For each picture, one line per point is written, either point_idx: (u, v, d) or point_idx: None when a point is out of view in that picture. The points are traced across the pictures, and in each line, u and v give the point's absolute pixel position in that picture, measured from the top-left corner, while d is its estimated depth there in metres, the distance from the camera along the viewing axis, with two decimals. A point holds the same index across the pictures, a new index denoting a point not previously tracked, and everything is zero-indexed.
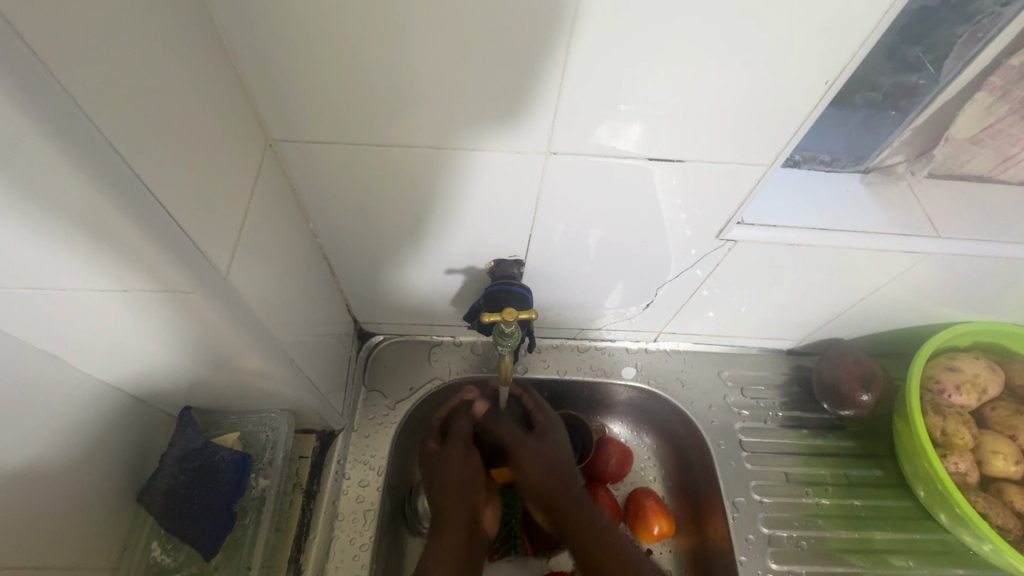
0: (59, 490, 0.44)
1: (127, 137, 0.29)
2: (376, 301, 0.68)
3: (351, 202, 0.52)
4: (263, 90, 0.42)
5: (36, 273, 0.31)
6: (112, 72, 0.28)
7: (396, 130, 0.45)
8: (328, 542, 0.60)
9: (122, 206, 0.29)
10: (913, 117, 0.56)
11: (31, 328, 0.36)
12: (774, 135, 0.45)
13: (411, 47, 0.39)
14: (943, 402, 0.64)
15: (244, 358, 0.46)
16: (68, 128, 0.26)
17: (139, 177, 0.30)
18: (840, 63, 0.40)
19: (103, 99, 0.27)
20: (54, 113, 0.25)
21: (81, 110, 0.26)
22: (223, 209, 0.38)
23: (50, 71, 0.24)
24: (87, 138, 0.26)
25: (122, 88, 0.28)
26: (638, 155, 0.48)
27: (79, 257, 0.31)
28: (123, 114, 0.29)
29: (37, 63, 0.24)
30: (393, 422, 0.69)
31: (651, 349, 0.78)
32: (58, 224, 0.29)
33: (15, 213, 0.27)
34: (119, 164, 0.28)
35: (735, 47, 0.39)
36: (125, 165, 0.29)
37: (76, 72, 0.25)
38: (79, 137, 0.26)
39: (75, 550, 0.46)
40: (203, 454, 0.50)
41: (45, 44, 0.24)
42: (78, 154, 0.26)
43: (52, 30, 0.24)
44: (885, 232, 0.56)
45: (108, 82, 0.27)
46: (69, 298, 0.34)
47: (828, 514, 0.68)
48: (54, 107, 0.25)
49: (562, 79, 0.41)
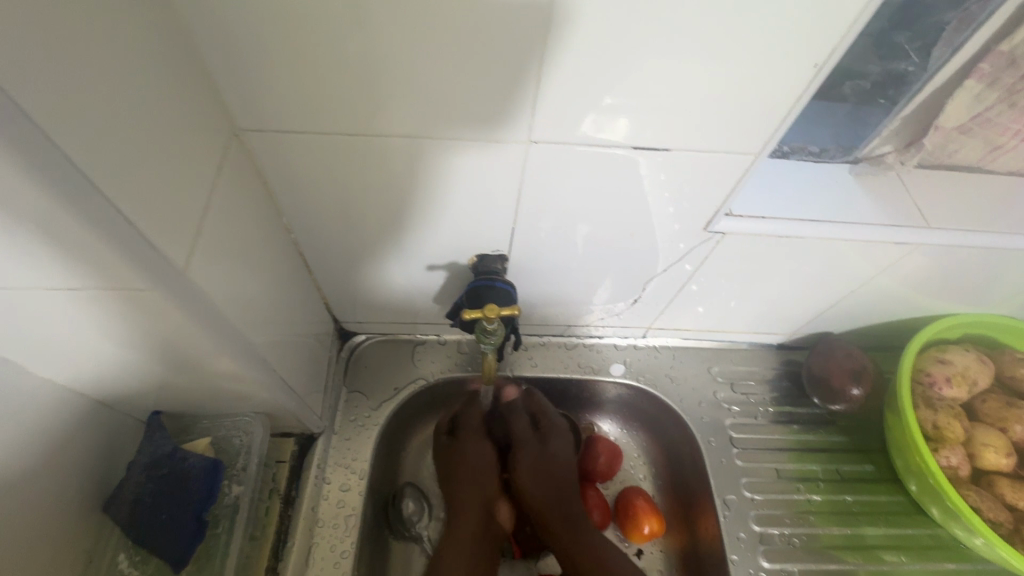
0: (13, 503, 0.41)
1: (67, 123, 0.26)
2: (357, 299, 0.66)
3: (326, 196, 0.50)
4: (227, 78, 0.40)
5: None
6: (51, 58, 0.25)
7: (370, 120, 0.43)
8: (307, 550, 0.58)
9: (60, 198, 0.27)
10: (902, 106, 0.55)
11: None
12: (762, 123, 0.44)
13: (384, 33, 0.37)
14: (934, 395, 0.63)
15: (212, 361, 0.43)
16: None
17: (84, 171, 0.27)
18: (829, 47, 0.38)
19: (38, 86, 0.25)
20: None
21: (3, 92, 0.23)
22: (183, 203, 0.35)
23: None
24: (14, 122, 0.24)
25: (59, 69, 0.26)
26: (623, 145, 0.46)
27: (19, 255, 0.29)
28: (66, 102, 0.26)
29: None
30: (376, 424, 0.67)
31: (640, 345, 0.77)
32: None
33: None
34: (58, 156, 0.26)
35: (723, 29, 0.37)
36: (66, 159, 0.26)
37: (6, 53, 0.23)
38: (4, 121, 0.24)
39: (34, 565, 0.43)
40: (172, 461, 0.48)
41: None
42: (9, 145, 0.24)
43: None
44: (875, 223, 0.55)
45: (45, 68, 0.25)
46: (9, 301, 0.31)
47: (820, 510, 0.67)
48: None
49: (543, 65, 0.39)
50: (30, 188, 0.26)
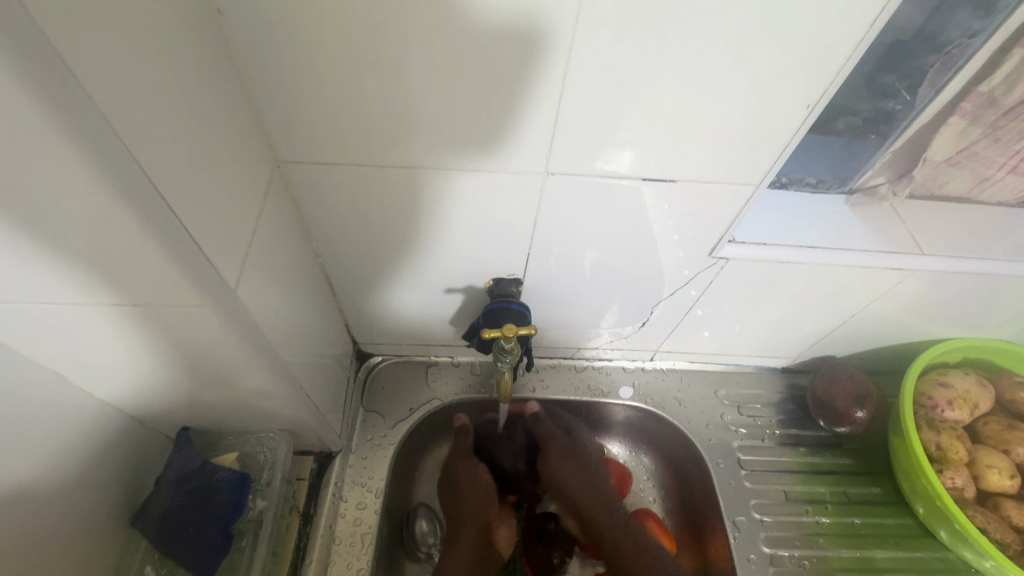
0: (51, 510, 0.43)
1: (154, 159, 0.29)
2: (375, 321, 0.69)
3: (353, 223, 0.54)
4: (273, 114, 0.44)
5: (45, 289, 0.32)
6: (141, 97, 0.28)
7: (400, 153, 0.47)
8: (324, 567, 0.59)
9: (140, 221, 0.30)
10: (893, 140, 0.58)
11: (28, 338, 0.36)
12: (760, 156, 0.47)
13: (417, 76, 0.41)
14: (936, 417, 0.65)
15: (246, 377, 0.46)
16: (91, 139, 0.26)
17: (164, 197, 0.30)
18: (820, 89, 0.42)
19: (133, 123, 0.28)
20: (84, 133, 0.25)
21: (110, 130, 0.26)
22: (234, 227, 0.38)
23: (88, 94, 0.25)
24: (117, 158, 0.27)
25: (150, 111, 0.29)
26: (631, 176, 0.49)
27: (89, 273, 0.32)
28: (151, 137, 0.29)
29: (77, 85, 0.24)
30: (392, 443, 0.69)
31: (648, 367, 0.79)
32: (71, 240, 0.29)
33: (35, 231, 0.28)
34: (144, 184, 0.29)
35: (721, 72, 0.41)
36: (150, 186, 0.29)
37: (111, 91, 0.26)
38: (108, 157, 0.27)
39: (65, 574, 0.45)
40: (200, 474, 0.49)
41: (87, 71, 0.25)
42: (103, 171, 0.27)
43: (94, 56, 0.25)
44: (872, 249, 0.58)
45: (137, 106, 0.28)
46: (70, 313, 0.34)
47: (830, 532, 0.68)
48: (83, 126, 0.25)
49: (559, 104, 0.43)
50: (117, 212, 0.29)
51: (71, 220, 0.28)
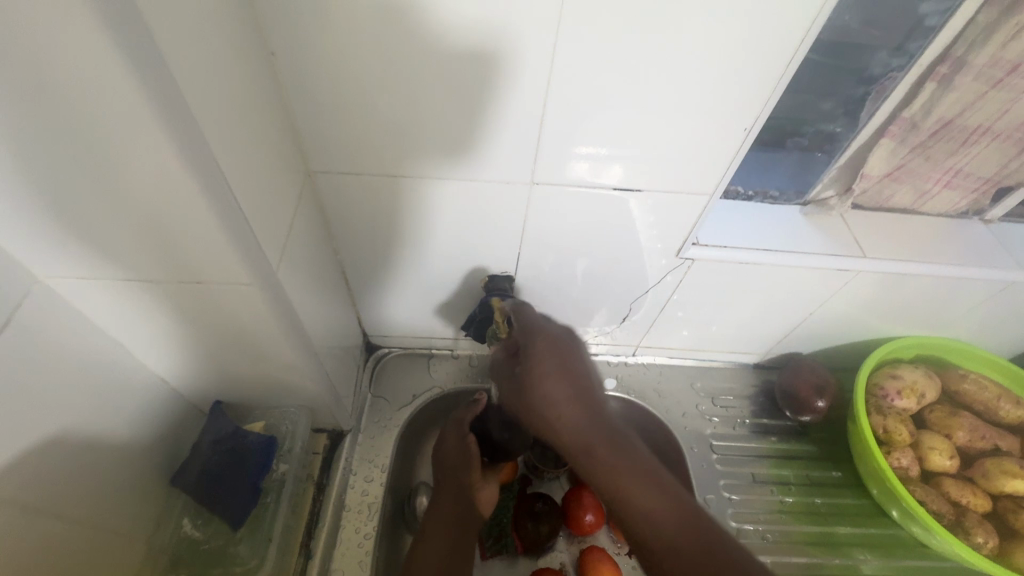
0: (114, 462, 0.51)
1: (226, 164, 0.38)
2: (383, 315, 0.77)
3: (368, 224, 0.62)
4: (307, 131, 0.52)
5: (133, 263, 0.41)
6: (219, 116, 0.37)
7: (409, 164, 0.55)
8: (335, 530, 0.66)
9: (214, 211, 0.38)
10: (838, 157, 0.66)
11: (113, 306, 0.46)
12: (712, 169, 0.56)
13: (428, 99, 0.49)
14: (885, 404, 0.72)
15: (277, 352, 0.54)
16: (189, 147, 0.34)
17: (231, 193, 0.39)
18: (754, 113, 0.50)
19: (214, 136, 0.36)
20: (186, 142, 0.34)
21: (203, 141, 0.35)
22: (276, 222, 0.47)
23: (190, 114, 0.33)
24: (206, 162, 0.36)
25: (225, 126, 0.38)
26: (607, 185, 0.58)
27: (167, 253, 0.40)
28: (224, 146, 0.38)
29: (184, 108, 0.33)
30: (397, 425, 0.76)
31: (630, 362, 0.86)
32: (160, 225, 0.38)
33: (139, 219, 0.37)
34: (220, 183, 0.37)
35: (674, 97, 0.49)
36: (224, 185, 0.38)
37: (202, 111, 0.35)
38: (200, 161, 0.35)
39: (121, 519, 0.52)
40: (234, 437, 0.58)
41: (188, 98, 0.33)
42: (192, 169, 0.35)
43: (192, 86, 0.34)
44: (820, 252, 0.66)
45: (217, 124, 0.37)
46: (125, 283, 0.43)
47: (792, 510, 0.75)
48: (187, 137, 0.34)
49: (542, 123, 0.52)
50: (201, 205, 0.37)
51: (146, 208, 0.37)
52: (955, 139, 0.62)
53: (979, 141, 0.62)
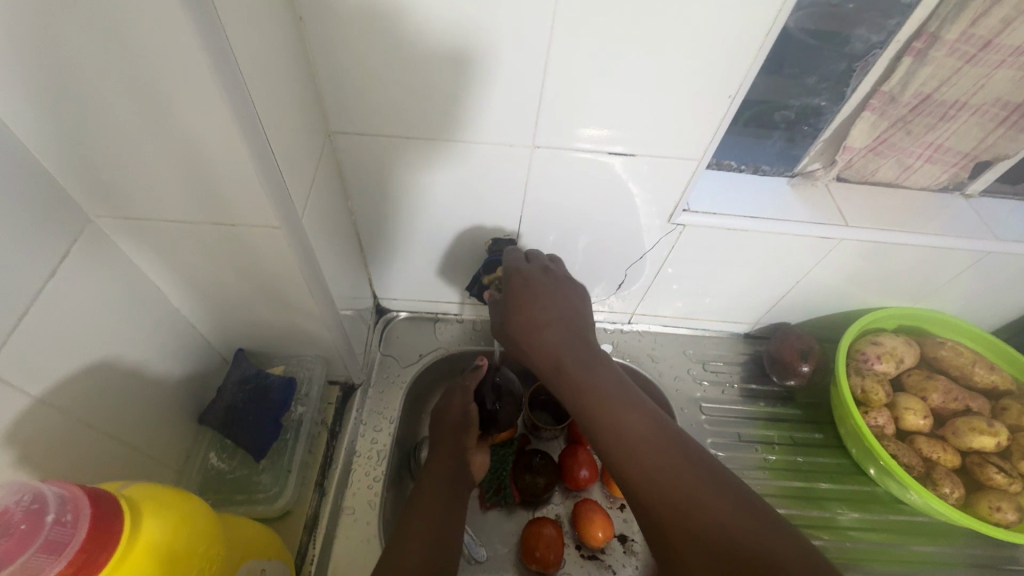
0: (151, 393, 0.56)
1: (263, 116, 0.42)
2: (393, 278, 0.82)
3: (380, 186, 0.67)
4: (330, 96, 0.57)
5: (173, 206, 0.46)
6: (258, 73, 0.41)
7: (421, 129, 0.60)
8: (347, 472, 0.71)
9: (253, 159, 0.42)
10: (823, 132, 0.70)
11: (150, 248, 0.51)
12: (701, 137, 0.60)
13: (440, 67, 0.54)
14: (864, 367, 0.76)
15: (298, 300, 0.59)
16: (237, 98, 0.39)
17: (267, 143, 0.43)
18: (737, 82, 0.54)
19: (253, 90, 0.41)
20: (232, 94, 0.38)
21: (244, 93, 0.39)
22: (301, 175, 0.51)
23: (235, 68, 0.38)
24: (246, 115, 0.40)
25: (260, 82, 0.42)
26: (603, 152, 0.62)
27: (203, 196, 0.45)
28: (260, 100, 0.42)
29: (230, 63, 0.37)
30: (404, 381, 0.81)
31: (626, 329, 0.91)
32: (199, 170, 0.43)
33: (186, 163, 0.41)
34: (258, 133, 0.42)
35: (665, 66, 0.53)
36: (261, 135, 0.42)
37: (245, 68, 0.39)
38: (242, 113, 0.39)
39: (157, 448, 0.57)
40: (257, 378, 0.62)
41: (235, 53, 0.38)
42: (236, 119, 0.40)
43: (238, 43, 0.38)
44: (805, 221, 0.70)
45: (256, 80, 0.41)
46: (164, 222, 0.48)
47: (775, 467, 0.79)
48: (232, 91, 0.38)
49: (543, 89, 0.56)
50: (240, 154, 0.41)
51: (190, 154, 0.41)
52: (934, 113, 0.66)
53: (957, 116, 0.66)
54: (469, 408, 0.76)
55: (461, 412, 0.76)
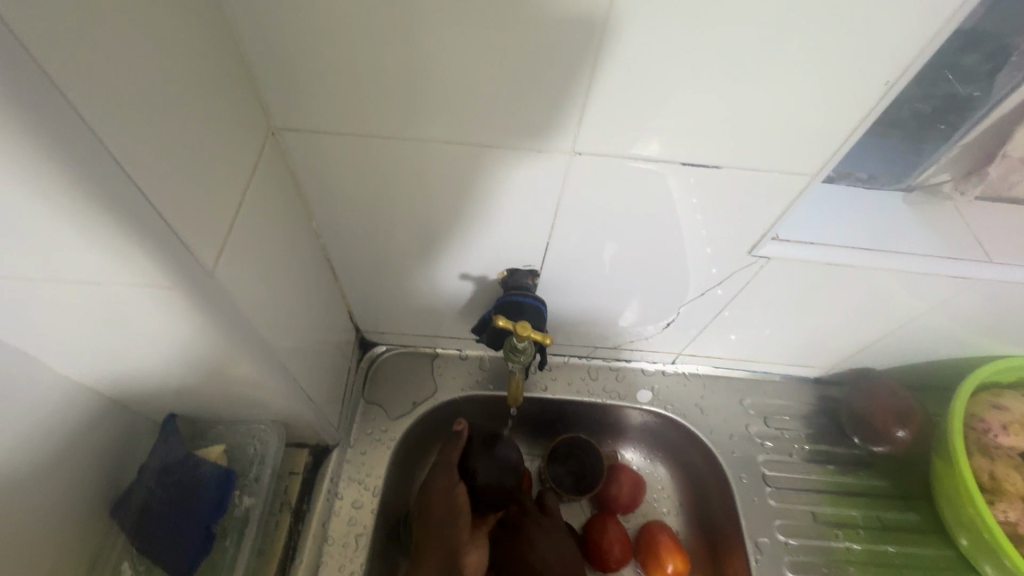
0: (21, 501, 0.40)
1: (107, 115, 0.25)
2: (379, 309, 0.65)
3: (353, 199, 0.49)
4: (269, 76, 0.39)
5: None
6: (93, 41, 0.24)
7: (406, 124, 0.42)
8: (315, 568, 0.55)
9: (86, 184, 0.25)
10: (964, 131, 0.51)
11: None
12: (814, 145, 0.42)
13: (429, 36, 0.35)
14: (990, 443, 0.60)
15: (233, 366, 0.42)
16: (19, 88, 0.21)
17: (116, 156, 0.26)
18: (903, 65, 0.36)
19: (75, 68, 0.23)
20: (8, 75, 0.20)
21: (42, 72, 0.21)
22: (217, 200, 0.34)
23: (11, 29, 0.20)
24: (56, 111, 0.22)
25: (103, 54, 0.24)
26: (663, 160, 0.44)
27: None
28: (98, 87, 0.24)
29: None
30: (391, 439, 0.64)
31: (668, 371, 0.73)
32: None
33: None
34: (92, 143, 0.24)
35: (785, 40, 0.35)
36: (98, 144, 0.25)
37: (54, 31, 0.22)
38: (47, 107, 0.22)
39: (32, 570, 0.42)
40: (184, 468, 0.46)
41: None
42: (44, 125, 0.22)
43: None
44: (931, 255, 0.52)
45: (90, 52, 0.23)
46: None
47: (859, 559, 0.63)
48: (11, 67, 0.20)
49: (591, 74, 0.37)
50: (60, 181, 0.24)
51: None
52: None
53: None
54: (455, 490, 0.59)
55: (446, 496, 0.58)
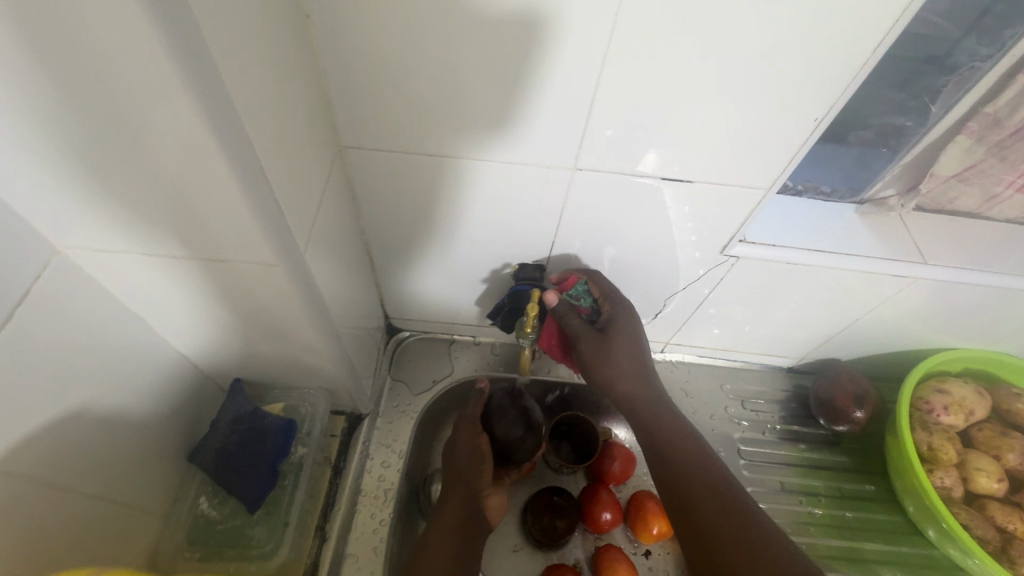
0: (133, 435, 0.51)
1: (257, 138, 0.36)
2: (406, 298, 0.75)
3: (395, 203, 0.59)
4: (341, 105, 0.49)
5: (145, 240, 0.40)
6: (255, 90, 0.35)
7: (444, 143, 0.52)
8: (351, 514, 0.65)
9: (248, 189, 0.36)
10: (904, 153, 0.61)
11: (124, 282, 0.45)
12: (771, 162, 0.52)
13: (469, 78, 0.46)
14: (930, 419, 0.69)
15: (300, 333, 0.52)
16: (221, 126, 0.32)
17: (264, 171, 0.37)
18: (828, 103, 0.46)
19: (247, 109, 0.34)
20: (212, 111, 0.31)
21: (229, 108, 0.32)
22: (306, 201, 0.45)
23: (223, 87, 0.31)
24: (238, 142, 0.33)
25: (257, 98, 0.35)
26: (653, 176, 0.54)
27: (177, 226, 0.39)
28: (256, 120, 0.35)
29: (217, 81, 0.30)
30: (415, 410, 0.74)
31: (658, 359, 0.83)
32: (173, 199, 0.37)
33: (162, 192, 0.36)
34: (253, 162, 0.35)
35: (739, 85, 0.45)
36: (256, 163, 0.36)
37: (239, 88, 0.33)
38: (233, 139, 0.33)
39: (134, 494, 0.52)
40: (253, 418, 0.57)
41: (223, 66, 0.31)
42: (229, 147, 0.33)
43: (227, 58, 0.31)
44: (875, 257, 0.62)
45: (253, 97, 0.35)
46: (139, 254, 0.42)
47: (819, 522, 0.72)
48: (213, 105, 0.31)
49: (590, 106, 0.48)
50: (223, 181, 0.35)
51: (171, 184, 0.35)
52: None
53: None
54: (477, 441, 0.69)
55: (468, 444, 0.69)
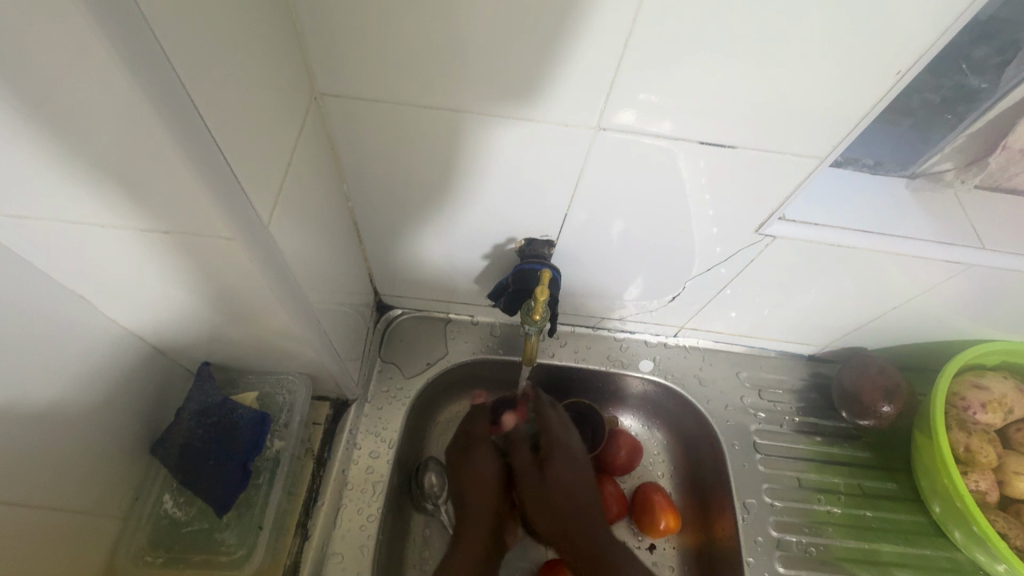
0: (82, 430, 0.44)
1: (196, 82, 0.28)
2: (398, 273, 0.67)
3: (382, 163, 0.51)
4: (317, 44, 0.41)
5: (65, 212, 0.33)
6: (195, 17, 0.27)
7: (440, 94, 0.44)
8: (335, 510, 0.59)
9: (188, 146, 0.29)
10: (969, 123, 0.54)
11: (52, 258, 0.37)
12: (828, 130, 0.44)
13: (470, 14, 0.38)
14: (968, 419, 0.65)
15: (270, 316, 0.45)
16: (139, 59, 0.25)
17: (210, 129, 0.30)
18: (915, 54, 0.38)
19: (180, 41, 0.26)
20: (114, 20, 0.23)
21: (138, 12, 0.24)
22: (270, 163, 0.37)
23: (141, 12, 0.24)
24: (168, 87, 0.26)
25: (197, 27, 0.28)
26: (670, 136, 0.46)
27: (103, 192, 0.31)
28: (195, 55, 0.28)
29: None
30: (407, 396, 0.68)
31: (670, 343, 0.77)
32: (91, 156, 0.29)
33: (76, 145, 0.28)
34: (191, 113, 0.28)
35: (804, 32, 0.37)
36: (197, 116, 0.29)
37: (165, 15, 0.25)
38: (161, 82, 0.26)
39: (88, 495, 0.46)
40: (222, 411, 0.52)
41: None
42: (155, 90, 0.26)
43: None
44: (928, 240, 0.54)
45: (188, 27, 0.27)
46: (62, 225, 0.34)
47: (839, 522, 0.67)
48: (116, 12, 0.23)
49: (621, 54, 0.39)
50: (154, 135, 0.28)
51: (88, 136, 0.28)
52: None
53: None
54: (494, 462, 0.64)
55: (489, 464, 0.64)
